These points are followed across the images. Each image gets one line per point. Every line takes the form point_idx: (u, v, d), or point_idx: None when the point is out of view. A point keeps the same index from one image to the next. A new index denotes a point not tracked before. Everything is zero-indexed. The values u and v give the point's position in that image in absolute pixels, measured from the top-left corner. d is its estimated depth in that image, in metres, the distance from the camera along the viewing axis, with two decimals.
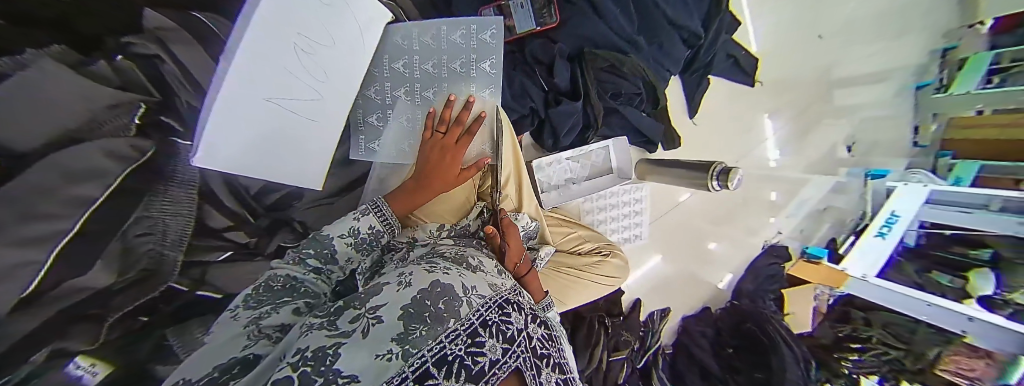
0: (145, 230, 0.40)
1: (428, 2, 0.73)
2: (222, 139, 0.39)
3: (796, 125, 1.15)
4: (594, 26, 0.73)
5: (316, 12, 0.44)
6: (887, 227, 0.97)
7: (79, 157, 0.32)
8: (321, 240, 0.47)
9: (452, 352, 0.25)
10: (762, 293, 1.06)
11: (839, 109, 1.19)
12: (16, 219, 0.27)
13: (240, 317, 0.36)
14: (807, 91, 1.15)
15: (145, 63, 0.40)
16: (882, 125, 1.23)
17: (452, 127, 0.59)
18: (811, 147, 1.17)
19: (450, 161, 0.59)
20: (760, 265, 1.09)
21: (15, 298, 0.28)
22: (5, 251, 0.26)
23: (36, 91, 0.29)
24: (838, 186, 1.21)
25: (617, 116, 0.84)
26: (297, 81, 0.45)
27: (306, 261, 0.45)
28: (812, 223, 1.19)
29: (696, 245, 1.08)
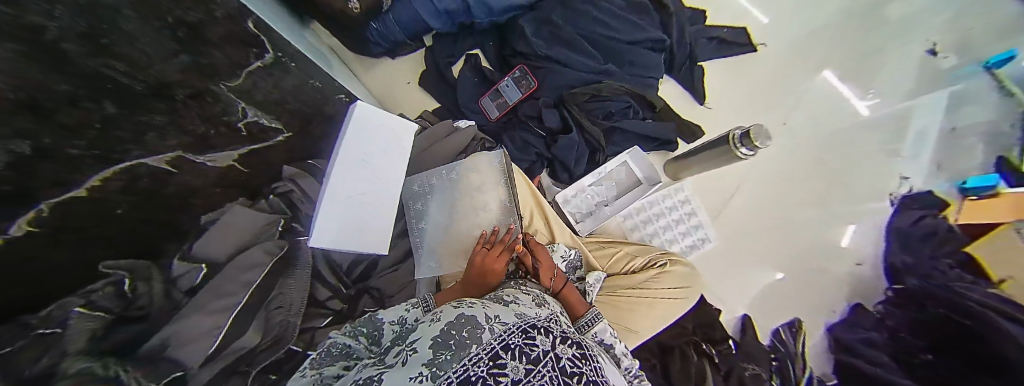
0: (278, 304, 0.57)
1: (444, 109, 1.03)
2: (324, 227, 0.61)
3: (854, 60, 1.07)
4: (564, 75, 0.91)
5: (368, 137, 0.70)
6: None
7: (246, 258, 0.55)
8: (374, 321, 0.54)
9: (475, 373, 0.36)
10: (935, 261, 0.89)
11: (894, 27, 1.08)
12: (210, 297, 0.49)
13: (306, 374, 0.47)
14: (842, 27, 1.08)
15: (283, 196, 0.68)
16: (962, 21, 1.08)
17: (497, 245, 0.66)
18: (888, 76, 1.06)
19: (492, 272, 0.62)
20: (903, 225, 0.95)
21: (204, 353, 0.45)
22: (202, 318, 0.46)
23: (230, 224, 0.56)
24: (957, 98, 1.05)
25: (620, 133, 0.91)
26: (362, 181, 0.69)
27: (358, 334, 0.53)
28: (953, 150, 1.02)
29: (816, 226, 1.01)
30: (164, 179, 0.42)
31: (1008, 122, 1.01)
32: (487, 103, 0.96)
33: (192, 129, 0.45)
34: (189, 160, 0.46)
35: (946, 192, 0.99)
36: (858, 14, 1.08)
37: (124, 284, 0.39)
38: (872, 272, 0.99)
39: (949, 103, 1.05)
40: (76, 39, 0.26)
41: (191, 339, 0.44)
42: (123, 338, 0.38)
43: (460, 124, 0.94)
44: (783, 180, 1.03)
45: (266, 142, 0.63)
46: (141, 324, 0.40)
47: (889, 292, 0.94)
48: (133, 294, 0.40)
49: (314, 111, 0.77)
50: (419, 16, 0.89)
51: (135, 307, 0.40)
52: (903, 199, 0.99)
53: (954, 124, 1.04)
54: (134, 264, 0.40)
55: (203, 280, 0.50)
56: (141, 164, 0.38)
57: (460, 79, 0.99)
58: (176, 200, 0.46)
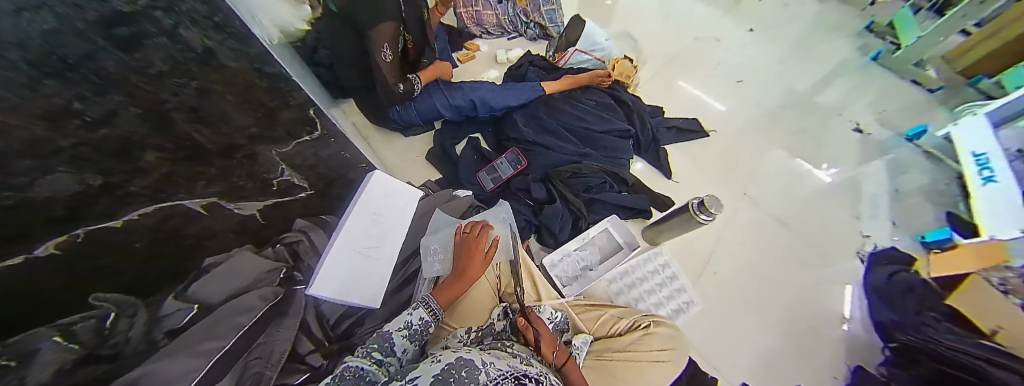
0: (258, 354, 0.57)
1: (446, 181, 1.17)
2: (326, 280, 0.66)
3: (800, 139, 1.29)
4: (549, 156, 1.09)
5: (380, 198, 0.81)
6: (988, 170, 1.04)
7: (242, 300, 0.58)
8: (383, 336, 0.59)
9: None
10: (920, 315, 0.91)
11: (825, 108, 1.35)
12: (193, 338, 0.49)
13: None
14: (785, 111, 1.34)
15: (290, 246, 0.73)
16: (893, 96, 1.38)
17: (475, 235, 0.79)
18: (831, 150, 1.27)
19: (472, 251, 0.76)
20: (879, 283, 1.01)
21: None
22: (183, 358, 0.46)
23: (231, 269, 0.59)
24: (896, 165, 1.26)
25: (599, 203, 1.04)
26: (368, 237, 0.76)
27: (373, 355, 0.55)
28: (908, 209, 1.18)
29: (804, 289, 1.06)
30: (192, 220, 0.49)
31: (943, 184, 1.22)
32: (484, 178, 1.11)
33: (236, 182, 0.56)
34: (221, 206, 0.54)
35: (910, 246, 1.13)
36: (794, 104, 1.35)
37: (106, 319, 0.38)
38: (865, 331, 1.01)
39: (890, 170, 1.25)
40: (186, 111, 0.40)
41: (167, 382, 0.43)
42: (92, 372, 0.35)
43: (458, 193, 1.06)
44: (761, 243, 1.11)
45: (295, 196, 0.75)
46: (110, 362, 0.38)
47: (886, 351, 0.95)
48: (111, 331, 0.38)
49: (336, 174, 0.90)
50: (436, 110, 1.14)
51: (110, 344, 0.38)
52: (872, 256, 1.08)
53: (899, 187, 1.22)
54: (120, 301, 0.40)
55: (188, 323, 0.50)
56: (179, 205, 0.45)
57: (461, 155, 1.16)
58: (197, 242, 0.52)
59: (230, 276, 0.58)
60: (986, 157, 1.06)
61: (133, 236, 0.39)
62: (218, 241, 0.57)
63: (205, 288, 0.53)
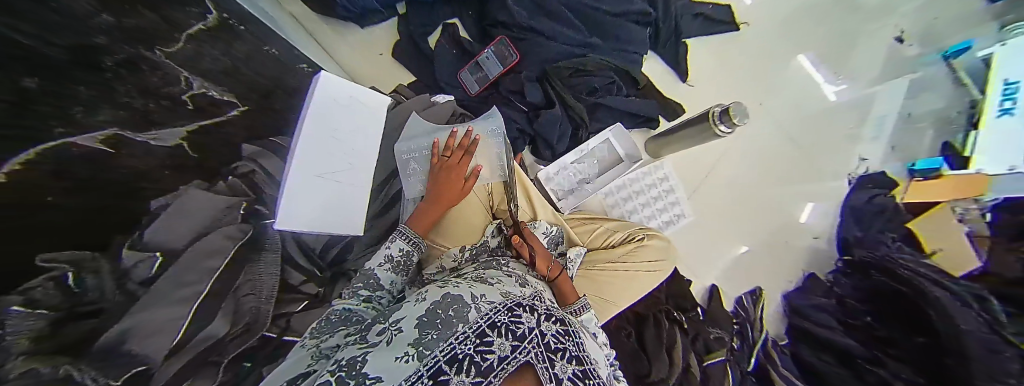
0: (248, 290, 0.54)
1: (422, 85, 0.97)
2: (293, 209, 0.56)
3: (830, 43, 1.13)
4: (550, 48, 0.88)
5: (335, 108, 0.65)
6: (1012, 101, 0.90)
7: (209, 242, 0.49)
8: (366, 273, 0.55)
9: (462, 351, 0.37)
10: (881, 234, 0.98)
11: (869, 7, 1.14)
12: (174, 286, 0.42)
13: (307, 345, 0.46)
14: (824, 7, 1.14)
15: (245, 178, 0.61)
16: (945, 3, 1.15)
17: (456, 151, 0.71)
18: (858, 59, 1.13)
19: (456, 177, 0.69)
20: (857, 203, 1.02)
21: (169, 347, 0.40)
22: (166, 308, 0.40)
23: (184, 207, 0.47)
24: (917, 86, 1.13)
25: (603, 109, 0.92)
26: (333, 158, 0.64)
27: (358, 293, 0.53)
28: (910, 135, 1.11)
29: (788, 202, 1.08)
30: (106, 163, 0.36)
31: (955, 110, 1.08)
32: (466, 77, 0.92)
33: (130, 102, 0.39)
34: (129, 140, 0.40)
35: (897, 172, 1.09)
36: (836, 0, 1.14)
37: (69, 280, 0.30)
38: (827, 245, 1.07)
39: (909, 90, 1.12)
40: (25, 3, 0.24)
41: (149, 336, 0.37)
42: (72, 337, 0.30)
43: (439, 98, 0.90)
44: (758, 156, 1.08)
45: (226, 115, 0.59)
46: (97, 318, 0.33)
47: (839, 263, 1.02)
48: (80, 290, 0.31)
49: (270, 83, 0.71)
50: None
51: (86, 301, 0.32)
52: (859, 179, 1.05)
53: (911, 110, 1.12)
54: (74, 255, 0.32)
55: (159, 272, 0.41)
56: (69, 145, 0.30)
57: (436, 50, 0.93)
58: (125, 185, 0.40)
59: (184, 217, 0.47)
60: (1016, 87, 0.90)
61: (47, 191, 0.28)
62: (159, 181, 0.45)
63: (161, 234, 0.43)
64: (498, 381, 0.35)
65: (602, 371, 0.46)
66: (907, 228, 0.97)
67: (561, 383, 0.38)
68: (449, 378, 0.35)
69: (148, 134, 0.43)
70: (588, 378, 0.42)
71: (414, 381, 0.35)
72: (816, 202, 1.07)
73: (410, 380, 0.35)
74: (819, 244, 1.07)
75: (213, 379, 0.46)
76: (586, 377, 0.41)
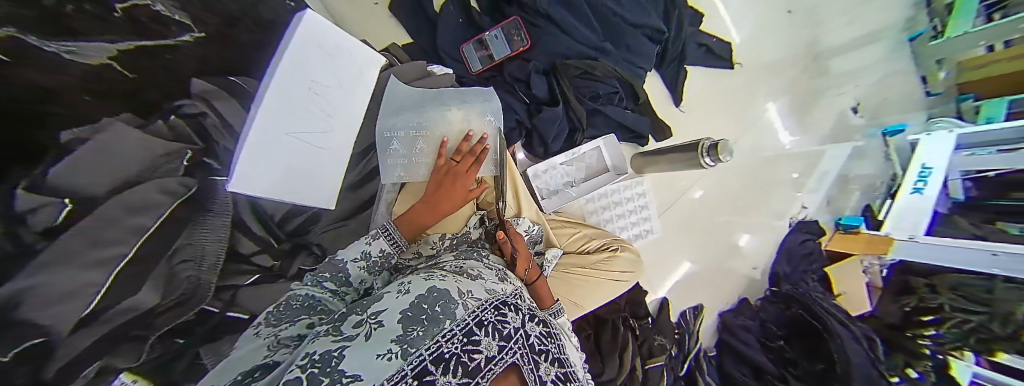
0: (187, 256, 0.46)
1: (419, 50, 0.89)
2: (254, 169, 0.47)
3: (802, 96, 1.26)
4: (563, 42, 0.85)
5: (322, 59, 0.56)
6: (923, 182, 1.11)
7: (137, 194, 0.40)
8: (335, 264, 0.52)
9: (449, 350, 0.35)
10: (805, 274, 1.17)
11: (836, 74, 1.30)
12: (88, 245, 0.34)
13: (261, 334, 0.42)
14: (803, 65, 1.26)
15: (193, 120, 0.50)
16: (891, 85, 1.34)
17: (466, 157, 0.68)
18: (820, 116, 1.27)
19: (459, 185, 0.67)
20: (793, 245, 1.20)
21: (76, 317, 0.33)
22: (76, 272, 0.33)
23: (108, 148, 0.38)
24: (858, 152, 1.31)
25: (600, 116, 0.92)
26: (308, 116, 0.56)
27: (324, 284, 0.50)
28: (843, 192, 1.29)
29: (735, 231, 1.21)
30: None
31: (881, 179, 1.31)
32: (469, 51, 0.85)
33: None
34: (37, 50, 0.30)
35: (827, 223, 1.27)
36: (813, 59, 1.27)
37: None
38: (761, 276, 1.23)
39: (851, 154, 1.30)
40: None
41: (57, 299, 0.31)
42: None
43: (435, 69, 0.83)
44: (721, 185, 1.19)
45: (174, 38, 0.47)
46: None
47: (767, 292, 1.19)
48: None
49: (239, 9, 0.59)
50: None
51: None
52: (798, 224, 1.23)
53: (847, 172, 1.30)
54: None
55: (65, 223, 0.32)
56: None
57: (442, 15, 0.86)
58: (31, 108, 0.29)
59: (106, 159, 0.37)
60: (929, 172, 1.10)
61: None
62: (78, 109, 0.35)
63: (73, 177, 0.33)
64: (486, 382, 0.34)
65: (579, 373, 0.48)
66: (824, 271, 1.17)
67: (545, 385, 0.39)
68: (434, 378, 0.33)
69: (71, 44, 0.33)
70: (569, 380, 0.43)
71: (397, 381, 0.32)
72: (755, 235, 1.21)
73: (393, 381, 0.32)
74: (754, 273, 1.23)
75: (135, 357, 0.40)
76: (566, 380, 0.43)
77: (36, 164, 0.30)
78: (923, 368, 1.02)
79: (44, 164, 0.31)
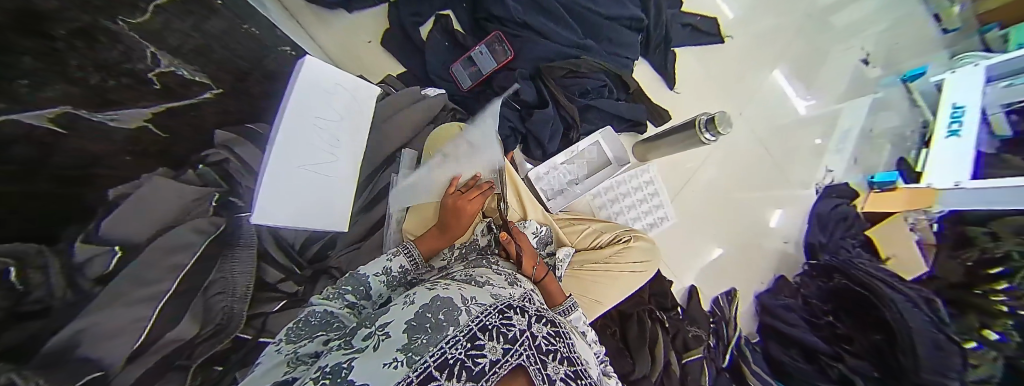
0: (220, 288, 0.51)
1: (411, 76, 0.95)
2: (272, 202, 0.51)
3: (803, 56, 1.21)
4: (544, 47, 0.88)
5: (321, 97, 0.61)
6: (958, 123, 1.03)
7: (174, 237, 0.45)
8: (357, 278, 0.56)
9: (452, 356, 0.36)
10: (843, 240, 1.09)
11: (840, 28, 1.24)
12: (131, 286, 0.38)
13: (282, 350, 0.44)
14: (800, 25, 1.22)
15: (217, 167, 0.57)
16: (906, 27, 1.27)
17: (472, 189, 0.69)
18: (830, 75, 1.22)
19: (461, 213, 0.66)
20: (823, 211, 1.12)
21: (128, 350, 0.36)
22: (121, 310, 0.36)
23: (150, 200, 0.43)
24: (881, 104, 1.23)
25: (594, 110, 0.93)
26: (316, 149, 0.60)
27: (343, 297, 0.54)
28: (871, 147, 1.20)
29: (758, 207, 1.14)
30: (55, 140, 0.30)
31: (910, 129, 1.23)
32: (458, 71, 0.91)
33: (80, 76, 0.34)
34: (86, 120, 0.35)
35: (859, 183, 1.18)
36: (807, 17, 1.22)
37: (11, 276, 0.23)
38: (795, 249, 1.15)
39: (871, 108, 1.22)
40: None
41: (103, 340, 0.33)
42: (15, 339, 0.24)
43: (428, 92, 0.88)
44: (734, 160, 1.14)
45: (197, 97, 0.54)
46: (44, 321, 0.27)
47: (806, 266, 1.10)
48: (26, 287, 0.25)
49: (248, 65, 0.66)
50: None
51: (32, 300, 0.26)
52: (826, 189, 1.15)
53: (873, 127, 1.21)
54: (20, 247, 0.25)
55: (116, 268, 0.36)
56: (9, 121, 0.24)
57: (428, 42, 0.92)
58: (83, 170, 0.34)
59: (146, 209, 0.42)
60: (963, 110, 1.03)
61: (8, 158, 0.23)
62: (121, 169, 0.40)
63: (116, 230, 0.37)
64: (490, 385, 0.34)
65: (592, 371, 0.46)
66: (865, 235, 1.08)
67: (555, 384, 0.38)
68: (439, 383, 0.34)
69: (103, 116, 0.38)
70: (580, 378, 0.42)
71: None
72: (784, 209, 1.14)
73: None
74: (786, 247, 1.15)
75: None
76: (577, 378, 0.41)
77: (89, 218, 0.34)
78: (1006, 328, 0.91)
79: (96, 217, 0.35)
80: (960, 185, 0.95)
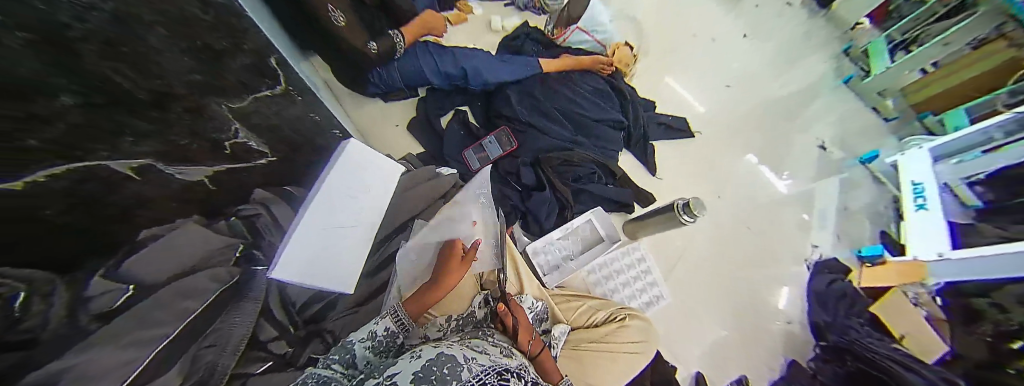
0: (212, 341, 0.51)
1: (429, 157, 1.12)
2: (292, 258, 0.57)
3: (767, 146, 1.39)
4: (543, 141, 1.06)
5: (357, 171, 0.73)
6: (922, 198, 1.12)
7: (191, 281, 0.51)
8: (345, 346, 0.57)
9: None
10: (848, 319, 1.07)
11: (798, 122, 1.45)
12: (130, 327, 0.41)
13: None
14: (757, 119, 1.43)
15: (248, 221, 0.65)
16: (857, 118, 1.49)
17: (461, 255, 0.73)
18: (795, 164, 1.37)
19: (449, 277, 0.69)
20: (820, 288, 1.15)
21: None
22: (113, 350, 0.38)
23: (176, 245, 0.50)
24: (849, 183, 1.36)
25: (586, 194, 1.05)
26: (339, 215, 0.69)
27: (332, 366, 0.54)
28: (850, 224, 1.30)
29: (752, 288, 1.18)
30: (123, 185, 0.39)
31: (883, 204, 1.33)
32: (470, 155, 1.07)
33: (175, 140, 0.45)
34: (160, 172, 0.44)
35: (848, 258, 1.25)
36: (766, 114, 1.44)
37: (16, 301, 0.28)
38: (802, 329, 1.16)
39: (842, 186, 1.36)
40: (96, 44, 0.30)
41: (83, 383, 0.33)
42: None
43: (442, 170, 1.01)
44: (722, 243, 1.21)
45: (252, 163, 0.65)
46: (23, 351, 0.29)
47: (817, 349, 1.10)
48: (21, 313, 0.29)
49: (304, 140, 0.79)
50: (424, 77, 1.08)
51: (21, 329, 0.29)
52: (817, 265, 1.21)
53: (848, 204, 1.33)
54: (34, 274, 0.30)
55: (126, 305, 0.41)
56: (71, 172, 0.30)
57: (447, 129, 1.11)
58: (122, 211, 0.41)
59: (173, 253, 0.49)
60: (922, 187, 1.13)
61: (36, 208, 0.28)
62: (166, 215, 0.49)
63: (135, 269, 0.43)
64: None
65: None
66: (870, 311, 1.07)
67: None
68: None
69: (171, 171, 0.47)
70: None
71: None
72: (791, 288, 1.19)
73: None
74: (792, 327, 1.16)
75: None
76: None
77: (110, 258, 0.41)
78: None
79: (117, 258, 0.42)
80: (943, 256, 0.99)
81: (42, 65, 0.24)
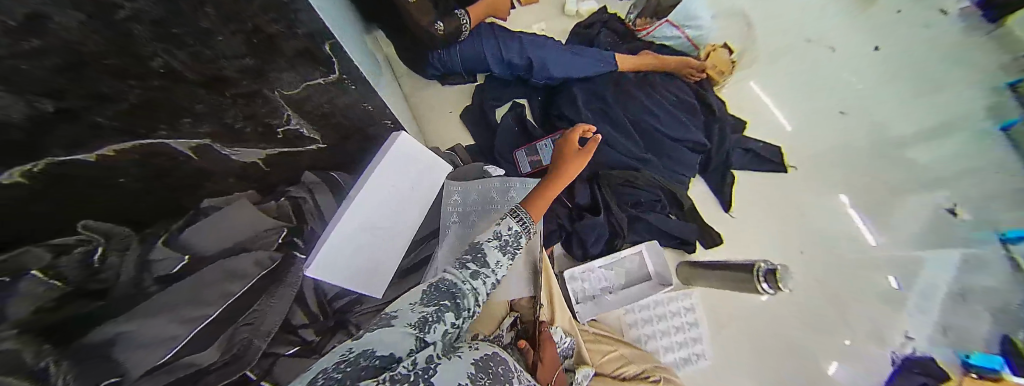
0: (248, 319, 0.51)
1: (478, 150, 1.05)
2: (330, 258, 0.56)
3: (873, 196, 1.13)
4: (606, 155, 0.94)
5: (402, 166, 0.70)
6: None
7: (235, 261, 0.50)
8: (476, 251, 0.55)
9: None
10: None
11: (921, 167, 1.15)
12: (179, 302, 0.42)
13: (415, 309, 0.44)
14: (863, 153, 1.17)
15: (294, 203, 0.65)
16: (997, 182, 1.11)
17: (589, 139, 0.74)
18: (903, 220, 1.11)
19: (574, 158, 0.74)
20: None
21: (149, 365, 0.37)
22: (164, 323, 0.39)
23: (227, 221, 0.52)
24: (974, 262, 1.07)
25: (643, 222, 0.93)
26: (381, 212, 0.67)
27: (465, 269, 0.53)
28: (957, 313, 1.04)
29: (814, 359, 1.02)
30: (182, 162, 0.42)
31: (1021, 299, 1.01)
32: (521, 156, 0.97)
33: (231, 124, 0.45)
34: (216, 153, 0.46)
35: (949, 362, 1.01)
36: (882, 152, 1.16)
37: (93, 255, 0.36)
38: None
39: (961, 265, 1.07)
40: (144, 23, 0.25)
41: (141, 348, 0.36)
42: (60, 321, 0.30)
43: (489, 169, 0.93)
44: (790, 305, 1.06)
45: (303, 148, 0.65)
46: (101, 299, 0.35)
47: None
48: (101, 264, 0.37)
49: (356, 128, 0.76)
50: (484, 62, 0.99)
51: (98, 279, 0.36)
52: (904, 361, 1.02)
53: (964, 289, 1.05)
54: (106, 234, 0.39)
55: (183, 272, 0.45)
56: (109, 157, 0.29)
57: (502, 122, 1.03)
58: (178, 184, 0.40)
59: (223, 229, 0.51)
60: None
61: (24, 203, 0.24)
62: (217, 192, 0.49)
63: (191, 240, 0.47)
64: None
65: None
66: None
67: None
68: None
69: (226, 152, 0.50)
70: None
71: None
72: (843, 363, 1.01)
73: None
74: None
75: None
76: None
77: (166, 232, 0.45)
78: None
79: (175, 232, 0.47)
80: None
81: (79, 21, 0.20)
